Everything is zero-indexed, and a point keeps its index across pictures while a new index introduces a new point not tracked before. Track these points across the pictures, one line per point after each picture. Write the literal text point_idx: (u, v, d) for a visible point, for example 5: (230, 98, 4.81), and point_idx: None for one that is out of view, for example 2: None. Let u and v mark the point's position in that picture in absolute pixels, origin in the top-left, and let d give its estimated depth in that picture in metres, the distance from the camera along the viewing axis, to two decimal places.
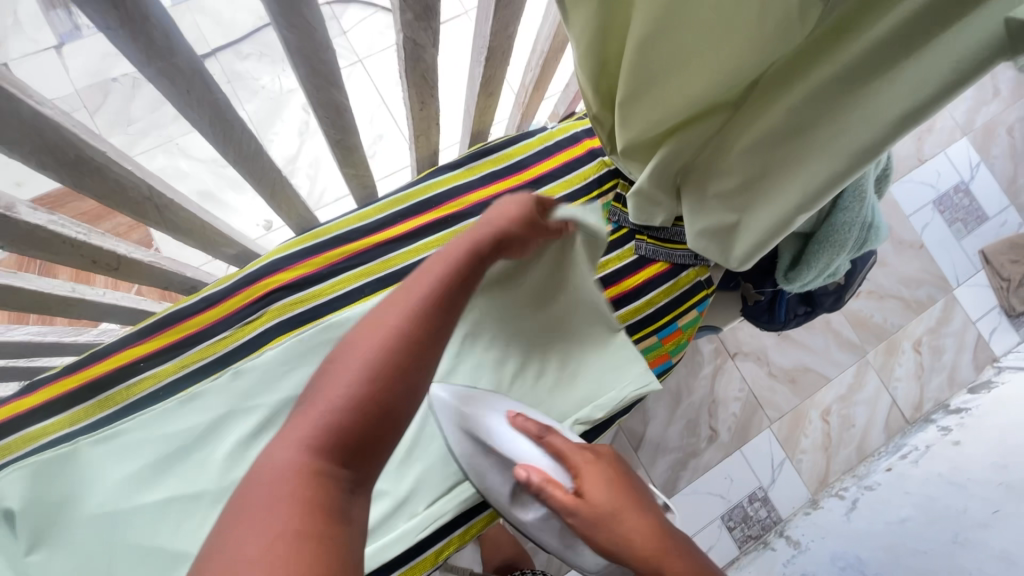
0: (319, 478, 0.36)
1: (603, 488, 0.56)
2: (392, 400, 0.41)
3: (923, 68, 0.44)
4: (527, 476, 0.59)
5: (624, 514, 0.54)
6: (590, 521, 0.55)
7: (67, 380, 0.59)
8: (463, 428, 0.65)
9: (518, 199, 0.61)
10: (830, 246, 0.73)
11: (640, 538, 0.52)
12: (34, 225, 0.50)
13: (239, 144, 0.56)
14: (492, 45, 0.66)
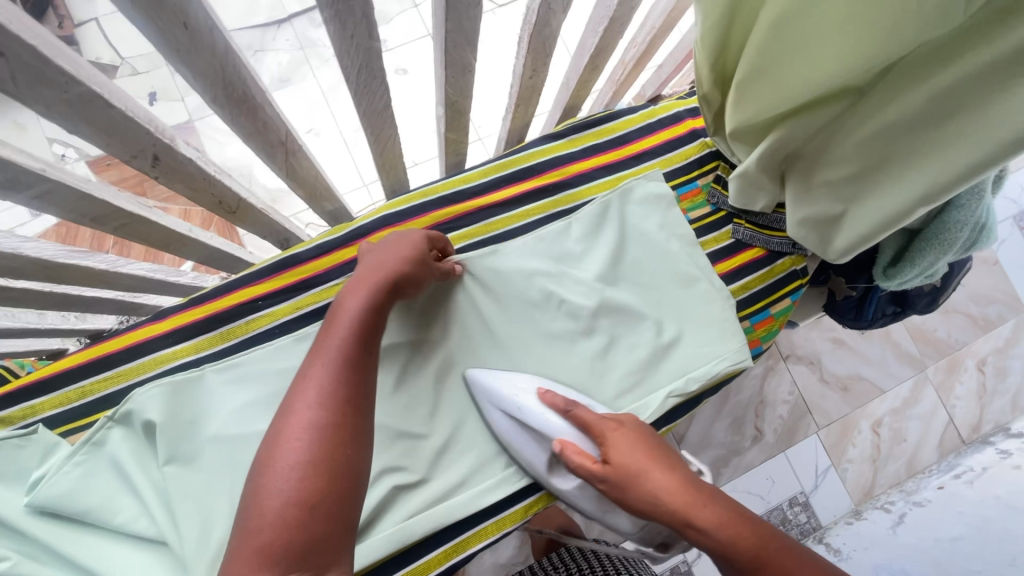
0: (297, 516, 0.41)
1: (629, 451, 0.53)
2: (340, 446, 0.45)
3: None
4: (561, 449, 0.57)
5: (651, 474, 0.51)
6: (621, 487, 0.52)
7: (194, 310, 0.63)
8: (495, 408, 0.63)
9: (407, 236, 0.62)
10: (937, 246, 0.70)
11: (670, 494, 0.49)
12: (187, 159, 0.53)
13: (372, 95, 0.58)
14: (616, 14, 0.65)
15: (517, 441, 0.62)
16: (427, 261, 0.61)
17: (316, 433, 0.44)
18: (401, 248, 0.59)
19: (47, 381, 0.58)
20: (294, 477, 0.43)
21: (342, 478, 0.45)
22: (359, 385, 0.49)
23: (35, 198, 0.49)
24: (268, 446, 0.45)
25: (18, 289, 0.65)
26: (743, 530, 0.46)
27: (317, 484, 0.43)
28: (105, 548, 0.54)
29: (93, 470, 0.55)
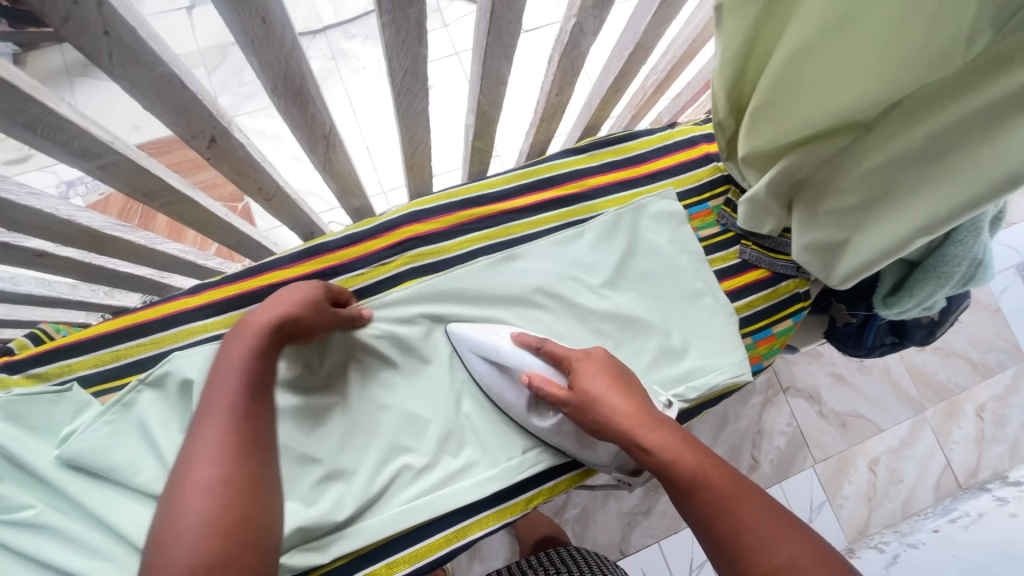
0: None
1: (595, 382, 0.58)
2: (246, 491, 0.44)
3: None
4: (529, 380, 0.60)
5: (614, 403, 0.56)
6: (582, 407, 0.58)
7: (224, 288, 0.66)
8: (478, 356, 0.65)
9: (297, 285, 0.61)
10: (935, 278, 0.73)
11: (626, 419, 0.55)
12: (239, 143, 0.57)
13: (411, 99, 0.62)
14: (641, 41, 0.70)
15: (498, 386, 0.64)
16: (319, 303, 0.59)
17: (218, 483, 0.43)
18: (282, 297, 0.58)
19: (85, 343, 0.61)
20: (200, 534, 0.41)
21: (249, 526, 0.43)
22: (260, 429, 0.49)
23: (99, 168, 0.54)
24: (164, 516, 0.42)
25: (62, 257, 0.69)
26: (683, 450, 0.53)
27: (226, 532, 0.42)
28: (125, 505, 0.56)
29: (121, 430, 0.58)
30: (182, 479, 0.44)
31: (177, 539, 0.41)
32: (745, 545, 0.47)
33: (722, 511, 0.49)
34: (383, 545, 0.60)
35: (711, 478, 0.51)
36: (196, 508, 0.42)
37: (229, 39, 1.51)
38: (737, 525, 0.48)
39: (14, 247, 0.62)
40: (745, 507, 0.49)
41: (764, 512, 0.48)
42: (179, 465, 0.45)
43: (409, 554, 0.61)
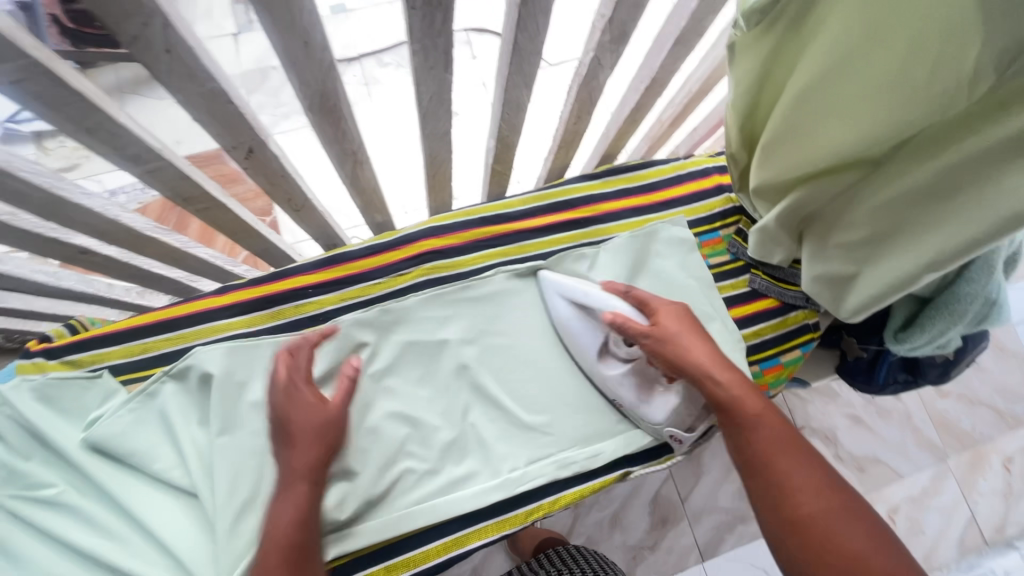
0: None
1: (677, 330, 0.64)
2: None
3: None
4: (612, 318, 0.64)
5: (690, 347, 0.62)
6: (666, 344, 0.63)
7: (251, 290, 0.69)
8: (559, 297, 0.71)
9: (294, 419, 0.55)
10: (946, 314, 0.73)
11: (703, 360, 0.62)
12: (275, 155, 0.61)
13: (436, 121, 0.67)
14: (656, 76, 0.74)
15: (574, 329, 0.69)
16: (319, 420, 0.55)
17: None
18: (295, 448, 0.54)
19: (116, 334, 0.65)
20: None
21: None
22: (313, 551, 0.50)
23: (147, 172, 0.58)
24: None
25: (103, 255, 0.74)
26: (742, 386, 0.60)
27: None
28: (140, 490, 0.59)
29: (143, 418, 0.61)
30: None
31: None
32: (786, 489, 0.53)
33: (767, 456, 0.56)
34: (383, 548, 0.62)
35: (760, 425, 0.58)
36: None
37: (269, 63, 1.60)
38: (785, 470, 0.54)
39: (62, 243, 0.67)
40: (800, 463, 0.55)
41: (811, 470, 0.54)
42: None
43: (408, 558, 0.62)
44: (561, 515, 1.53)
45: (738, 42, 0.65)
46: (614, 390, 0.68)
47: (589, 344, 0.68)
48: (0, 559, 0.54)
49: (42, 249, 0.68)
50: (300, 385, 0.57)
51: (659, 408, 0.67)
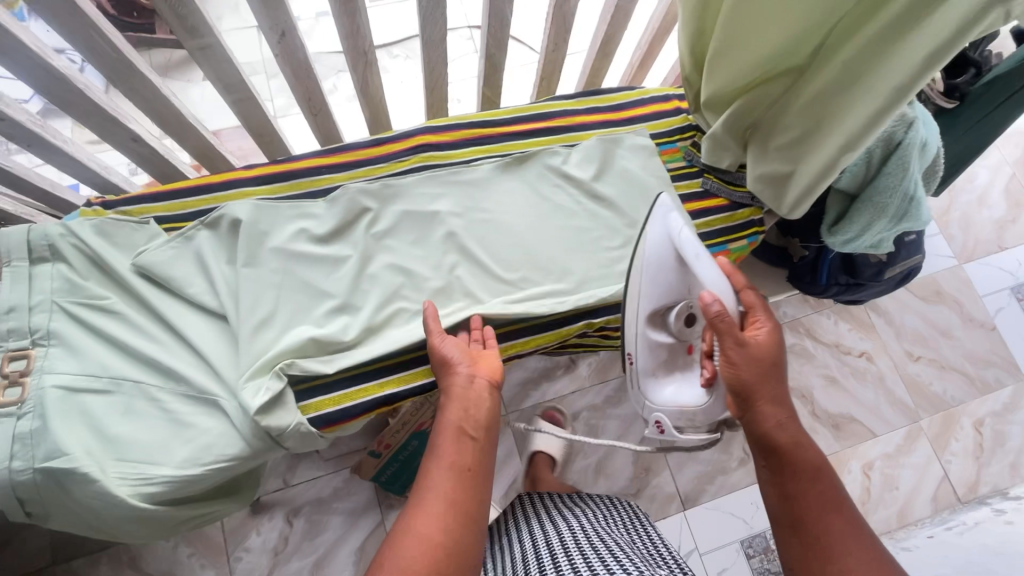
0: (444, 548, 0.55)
1: (761, 348, 0.71)
2: (470, 505, 0.60)
3: (947, 12, 0.61)
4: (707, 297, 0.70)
5: (761, 359, 0.71)
6: (746, 354, 0.70)
7: (274, 166, 0.82)
8: (668, 246, 0.76)
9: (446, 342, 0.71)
10: (871, 205, 0.86)
11: (767, 393, 0.71)
12: (301, 43, 0.75)
13: (434, 26, 0.81)
14: (619, 4, 0.88)
15: (656, 273, 0.77)
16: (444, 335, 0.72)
17: (455, 493, 0.60)
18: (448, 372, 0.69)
19: (160, 193, 0.77)
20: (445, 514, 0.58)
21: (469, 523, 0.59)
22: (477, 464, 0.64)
23: (198, 48, 0.73)
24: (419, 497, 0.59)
25: (151, 145, 0.87)
26: (791, 434, 0.70)
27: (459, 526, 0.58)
28: (177, 307, 0.70)
29: (182, 254, 0.73)
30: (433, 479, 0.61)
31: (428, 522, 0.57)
32: (836, 556, 0.62)
33: (817, 521, 0.65)
34: (375, 369, 0.73)
35: (811, 491, 0.67)
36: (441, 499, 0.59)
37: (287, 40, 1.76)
38: (832, 523, 0.64)
39: (121, 122, 0.81)
40: (853, 543, 0.62)
41: (859, 543, 0.62)
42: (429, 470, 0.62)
43: (397, 377, 0.73)
44: (548, 461, 1.61)
45: None
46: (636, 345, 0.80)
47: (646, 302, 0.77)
48: (64, 350, 0.66)
49: (103, 128, 0.81)
50: (442, 333, 0.72)
51: (669, 391, 0.79)
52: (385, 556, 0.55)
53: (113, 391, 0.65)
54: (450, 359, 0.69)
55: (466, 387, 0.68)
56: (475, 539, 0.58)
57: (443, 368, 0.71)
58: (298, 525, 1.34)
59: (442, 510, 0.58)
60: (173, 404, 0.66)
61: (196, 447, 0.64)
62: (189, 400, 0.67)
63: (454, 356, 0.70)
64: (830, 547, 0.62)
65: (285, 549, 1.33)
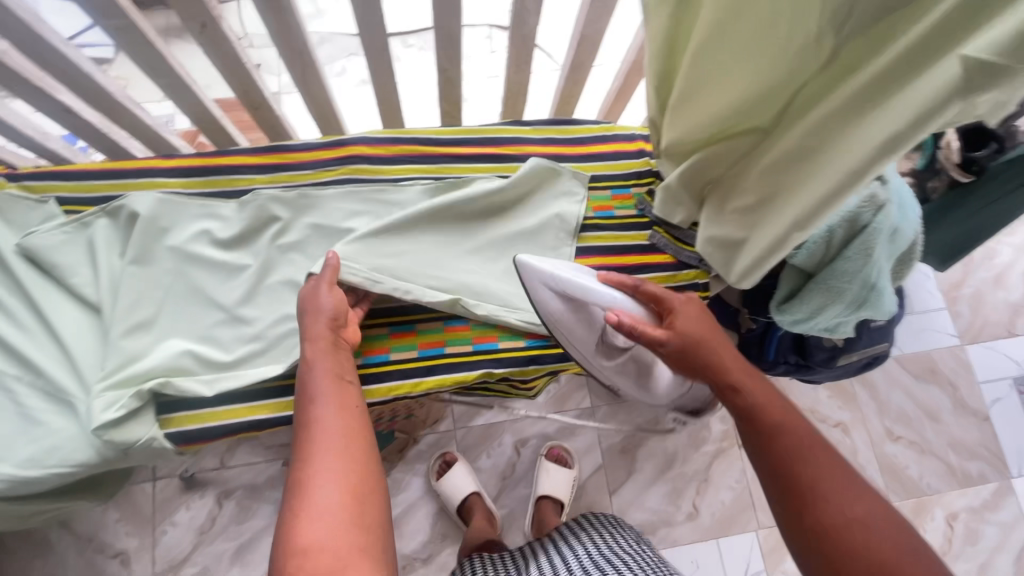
0: (345, 488, 0.58)
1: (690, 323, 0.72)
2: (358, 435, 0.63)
3: (899, 103, 0.53)
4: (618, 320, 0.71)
5: (700, 331, 0.71)
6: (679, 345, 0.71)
7: (195, 159, 0.78)
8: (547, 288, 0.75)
9: (317, 295, 0.70)
10: (825, 289, 0.79)
11: (719, 359, 0.69)
12: (226, 35, 0.71)
13: (375, 33, 0.75)
14: (585, 33, 0.82)
15: (573, 319, 0.75)
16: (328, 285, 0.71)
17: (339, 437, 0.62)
18: (304, 325, 0.68)
19: (67, 172, 0.74)
20: (333, 458, 0.59)
21: (360, 455, 0.62)
22: (351, 400, 0.66)
23: (116, 30, 0.69)
24: (307, 455, 0.60)
25: (84, 118, 0.85)
26: (766, 395, 0.66)
27: (350, 464, 0.60)
28: (55, 296, 0.67)
29: (73, 241, 0.70)
30: (313, 435, 0.61)
31: (323, 476, 0.58)
32: (826, 495, 0.56)
33: (800, 460, 0.59)
34: (249, 392, 0.69)
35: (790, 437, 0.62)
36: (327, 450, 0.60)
37: None
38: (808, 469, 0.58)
39: (47, 93, 0.78)
40: (842, 483, 0.57)
41: (844, 479, 0.57)
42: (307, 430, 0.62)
43: (268, 404, 0.69)
44: (488, 483, 1.58)
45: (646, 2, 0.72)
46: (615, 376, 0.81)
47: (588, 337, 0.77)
48: None
49: (29, 96, 0.79)
50: (324, 281, 0.71)
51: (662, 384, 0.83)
52: (293, 512, 0.55)
53: None
54: (321, 309, 0.68)
55: (326, 332, 0.69)
56: (374, 463, 0.62)
57: (314, 316, 0.69)
58: (229, 505, 1.27)
59: (335, 454, 0.60)
60: (27, 399, 0.63)
61: (41, 447, 0.62)
62: (45, 396, 0.64)
63: (330, 306, 0.69)
64: (819, 490, 0.56)
65: (211, 529, 1.27)
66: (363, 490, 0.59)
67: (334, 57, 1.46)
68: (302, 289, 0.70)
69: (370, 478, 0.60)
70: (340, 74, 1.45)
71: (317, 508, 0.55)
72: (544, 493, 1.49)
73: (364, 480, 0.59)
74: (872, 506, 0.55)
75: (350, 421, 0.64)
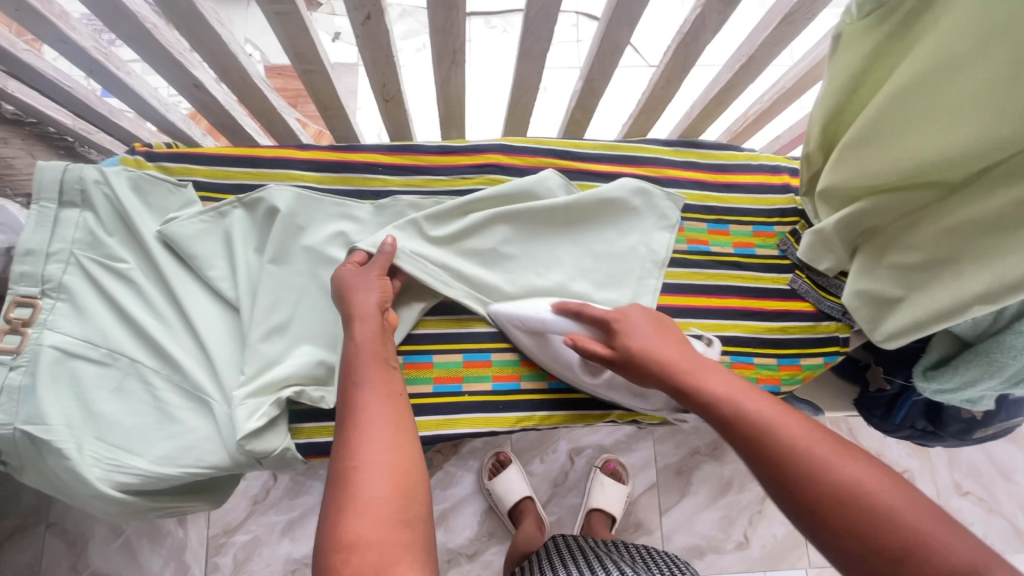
0: (397, 478, 0.48)
1: (639, 334, 0.62)
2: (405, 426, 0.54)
3: None
4: (570, 342, 0.64)
5: (652, 343, 0.61)
6: (628, 361, 0.61)
7: (329, 153, 0.75)
8: (520, 328, 0.70)
9: (358, 283, 0.64)
10: (985, 362, 0.70)
11: (668, 359, 0.59)
12: (385, 28, 0.67)
13: (536, 39, 0.70)
14: (754, 55, 0.75)
15: (551, 352, 0.68)
16: (367, 271, 0.65)
17: (388, 425, 0.53)
18: (354, 301, 0.62)
19: (205, 157, 0.72)
20: (385, 451, 0.50)
21: (410, 448, 0.52)
22: (394, 387, 0.58)
23: (276, 14, 0.65)
24: (352, 444, 0.51)
25: (212, 95, 0.81)
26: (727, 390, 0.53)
27: (402, 455, 0.51)
28: (193, 288, 0.66)
29: (210, 231, 0.68)
30: (359, 427, 0.52)
31: (369, 466, 0.49)
32: (809, 462, 0.45)
33: (772, 432, 0.48)
34: None
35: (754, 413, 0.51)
36: (373, 440, 0.51)
37: None
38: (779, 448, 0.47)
39: (185, 68, 0.74)
40: (818, 441, 0.47)
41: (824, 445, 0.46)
42: (349, 423, 0.53)
43: None
44: (538, 488, 1.40)
45: (844, 32, 0.65)
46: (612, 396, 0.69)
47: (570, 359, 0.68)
48: (71, 310, 0.63)
49: (165, 68, 0.75)
50: (368, 270, 0.65)
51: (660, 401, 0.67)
52: (338, 505, 0.46)
53: (109, 365, 0.62)
54: (372, 293, 0.63)
55: (376, 310, 0.63)
56: (420, 456, 0.52)
57: (350, 299, 0.63)
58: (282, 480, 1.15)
59: (385, 448, 0.51)
60: (166, 393, 0.62)
61: (177, 445, 0.60)
62: (183, 393, 0.62)
63: (373, 293, 0.63)
64: (812, 472, 0.45)
65: (266, 500, 1.16)
66: (417, 489, 0.49)
67: (416, 33, 1.34)
68: (336, 270, 0.65)
69: (416, 469, 0.51)
70: (417, 51, 1.33)
71: (365, 503, 0.46)
72: (596, 506, 1.32)
73: (415, 473, 0.50)
74: (866, 462, 0.45)
75: (395, 411, 0.55)
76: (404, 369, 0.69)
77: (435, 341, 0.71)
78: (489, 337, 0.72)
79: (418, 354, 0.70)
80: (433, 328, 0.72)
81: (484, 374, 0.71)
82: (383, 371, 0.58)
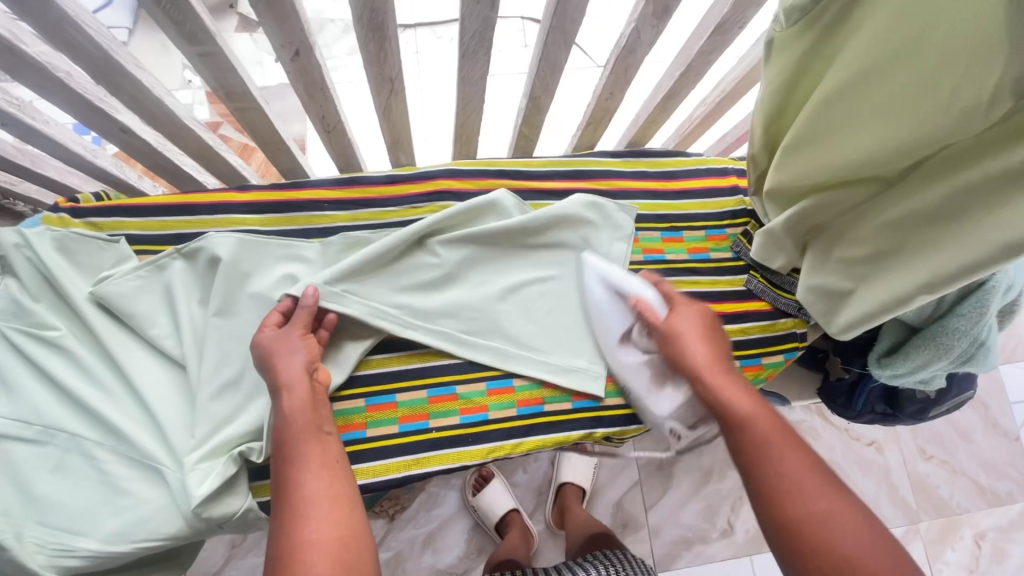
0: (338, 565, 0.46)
1: (688, 324, 0.67)
2: (348, 501, 0.52)
3: None
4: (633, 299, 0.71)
5: (694, 339, 0.66)
6: (670, 345, 0.67)
7: (271, 193, 0.72)
8: (599, 281, 0.75)
9: (280, 346, 0.60)
10: (933, 347, 0.73)
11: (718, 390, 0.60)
12: (317, 62, 0.64)
13: (474, 63, 0.69)
14: (692, 64, 0.76)
15: (604, 310, 0.74)
16: (285, 329, 0.62)
17: (328, 500, 0.51)
18: (277, 369, 0.58)
19: (138, 208, 0.68)
20: (328, 536, 0.48)
21: (353, 526, 0.50)
22: (333, 454, 0.55)
23: (199, 55, 0.62)
24: (290, 529, 0.48)
25: (142, 140, 0.77)
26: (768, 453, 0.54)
27: (345, 537, 0.49)
28: (134, 350, 0.62)
29: (148, 287, 0.65)
30: (303, 511, 0.50)
31: (310, 550, 0.47)
32: (819, 537, 0.47)
33: (791, 502, 0.50)
34: (352, 454, 0.66)
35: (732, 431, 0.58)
36: (316, 524, 0.49)
37: None
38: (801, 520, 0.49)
39: (107, 114, 0.70)
40: (832, 516, 0.48)
41: (836, 518, 0.48)
42: (287, 506, 0.51)
43: (370, 468, 0.66)
44: (523, 500, 1.39)
45: (775, 39, 0.66)
46: (627, 379, 0.72)
47: (614, 327, 0.73)
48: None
49: (87, 116, 0.71)
50: (291, 328, 0.62)
51: (667, 404, 0.71)
52: None
53: (45, 443, 0.58)
54: (292, 354, 0.60)
55: (303, 375, 0.59)
56: (366, 534, 0.50)
57: (270, 362, 0.59)
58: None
59: (330, 533, 0.48)
60: (112, 466, 0.58)
61: (128, 521, 0.57)
62: (131, 463, 0.59)
63: (297, 357, 0.60)
64: (809, 532, 0.48)
65: (243, 543, 1.08)
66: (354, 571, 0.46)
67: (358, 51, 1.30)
68: (251, 338, 0.61)
69: (356, 548, 0.48)
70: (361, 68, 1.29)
71: None
72: (567, 480, 1.33)
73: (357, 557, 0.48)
74: (864, 538, 0.46)
75: (337, 485, 0.52)
76: (367, 413, 0.67)
77: (398, 379, 0.69)
78: (453, 369, 0.71)
79: (382, 394, 0.68)
80: (389, 367, 0.70)
81: (450, 409, 0.69)
82: (321, 440, 0.56)
